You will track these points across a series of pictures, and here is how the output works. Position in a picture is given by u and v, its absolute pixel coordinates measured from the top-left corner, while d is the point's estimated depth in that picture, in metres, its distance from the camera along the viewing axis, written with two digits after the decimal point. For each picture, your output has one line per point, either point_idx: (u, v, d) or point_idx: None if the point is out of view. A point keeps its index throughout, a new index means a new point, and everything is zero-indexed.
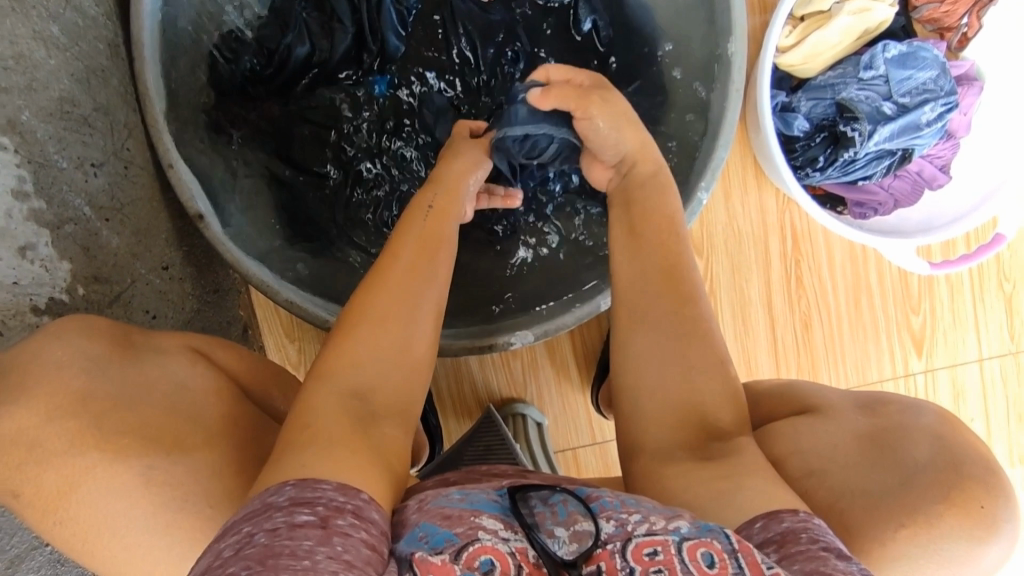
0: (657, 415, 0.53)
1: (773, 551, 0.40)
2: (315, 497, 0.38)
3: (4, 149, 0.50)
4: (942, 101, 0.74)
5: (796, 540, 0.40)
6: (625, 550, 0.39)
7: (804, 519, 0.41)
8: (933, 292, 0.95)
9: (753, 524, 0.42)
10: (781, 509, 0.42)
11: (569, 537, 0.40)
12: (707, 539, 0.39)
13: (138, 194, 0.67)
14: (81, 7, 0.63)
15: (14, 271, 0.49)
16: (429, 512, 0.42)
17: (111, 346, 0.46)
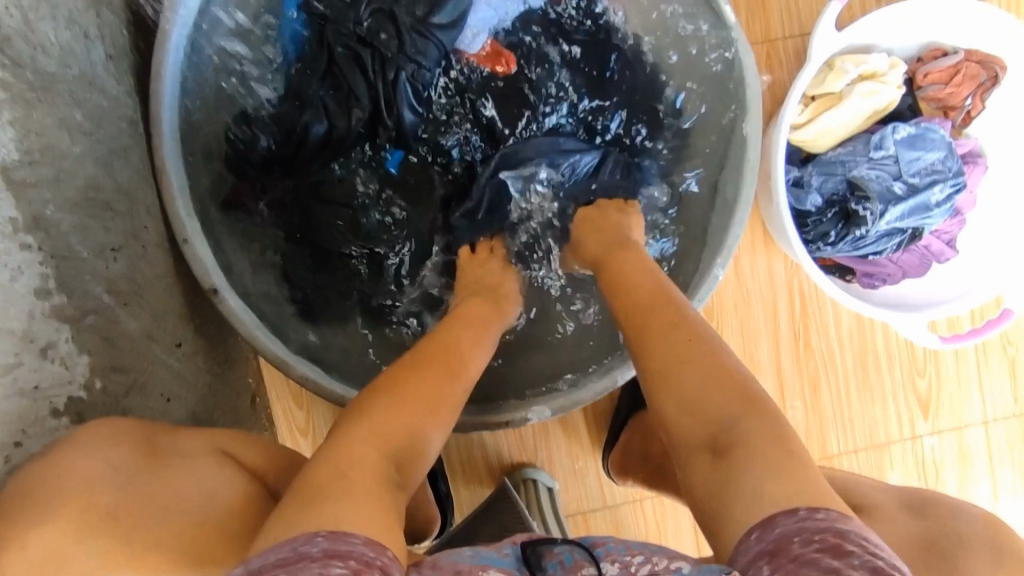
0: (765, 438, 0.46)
1: (766, 563, 0.39)
2: (348, 550, 0.38)
3: (30, 248, 0.49)
4: (950, 182, 0.76)
5: (811, 544, 0.38)
6: None
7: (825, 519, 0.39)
8: (939, 356, 0.96)
9: (748, 535, 0.41)
10: (777, 511, 0.41)
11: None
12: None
13: (153, 272, 0.66)
14: (104, 89, 0.63)
15: (35, 374, 0.48)
16: (441, 566, 0.42)
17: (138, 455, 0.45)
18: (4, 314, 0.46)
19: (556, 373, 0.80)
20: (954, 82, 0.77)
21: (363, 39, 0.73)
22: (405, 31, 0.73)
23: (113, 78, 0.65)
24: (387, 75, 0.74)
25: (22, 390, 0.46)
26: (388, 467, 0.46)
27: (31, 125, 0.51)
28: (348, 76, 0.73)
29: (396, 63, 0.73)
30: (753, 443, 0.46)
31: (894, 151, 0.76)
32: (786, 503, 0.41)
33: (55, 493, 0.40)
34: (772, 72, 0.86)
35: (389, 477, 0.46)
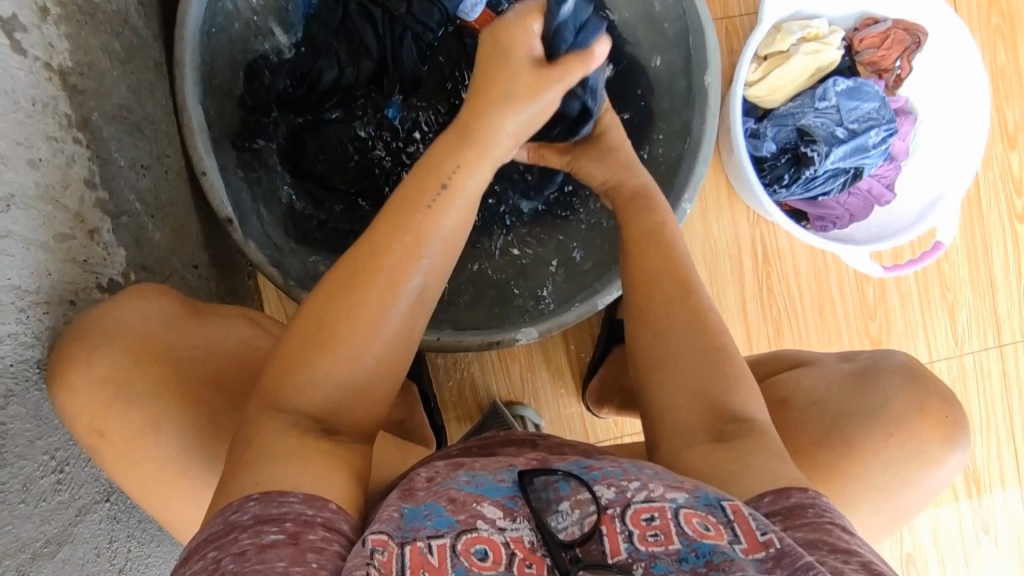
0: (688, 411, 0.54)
1: (778, 521, 0.44)
2: (281, 513, 0.40)
3: (79, 142, 0.56)
4: (884, 127, 0.87)
5: (802, 514, 0.44)
6: (624, 515, 0.43)
7: (812, 496, 0.45)
8: (887, 301, 1.06)
9: (762, 498, 0.46)
10: (791, 486, 0.46)
11: (572, 507, 0.44)
12: (702, 512, 0.42)
13: (175, 196, 0.73)
14: (135, 28, 0.70)
15: (85, 250, 0.54)
16: (437, 492, 0.45)
17: (184, 307, 0.52)
18: (62, 192, 0.52)
19: (533, 306, 0.88)
20: (886, 46, 0.88)
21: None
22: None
23: (143, 20, 0.72)
24: (395, 32, 0.83)
25: (75, 259, 0.52)
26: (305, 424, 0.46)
27: (80, 42, 0.58)
28: (359, 30, 0.82)
29: (403, 22, 0.83)
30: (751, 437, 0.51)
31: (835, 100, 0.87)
32: (793, 481, 0.46)
33: (115, 334, 0.47)
34: (732, 41, 0.96)
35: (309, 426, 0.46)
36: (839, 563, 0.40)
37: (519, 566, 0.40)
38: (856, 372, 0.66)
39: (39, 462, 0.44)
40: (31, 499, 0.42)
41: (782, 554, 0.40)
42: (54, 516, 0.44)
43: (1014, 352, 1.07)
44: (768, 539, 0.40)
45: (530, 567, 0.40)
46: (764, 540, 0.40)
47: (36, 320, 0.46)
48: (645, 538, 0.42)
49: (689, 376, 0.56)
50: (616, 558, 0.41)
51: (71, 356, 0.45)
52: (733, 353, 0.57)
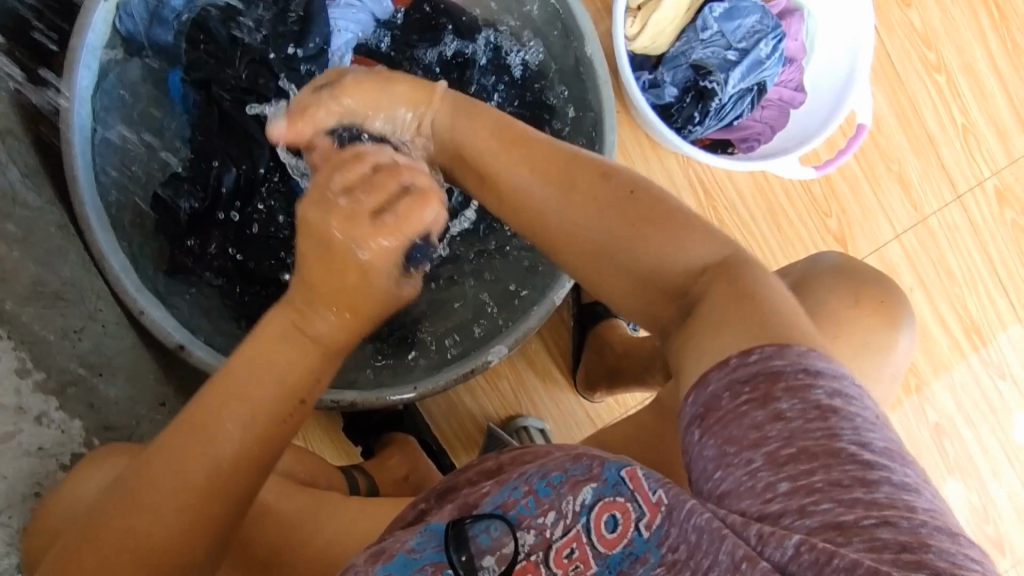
0: (621, 278, 0.54)
1: (697, 425, 0.41)
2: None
3: (0, 337, 0.56)
4: (772, 35, 0.86)
5: (750, 388, 0.40)
6: (547, 559, 0.47)
7: (769, 356, 0.41)
8: (836, 192, 1.04)
9: (705, 388, 0.42)
10: (762, 347, 0.42)
11: (497, 562, 0.47)
12: (610, 503, 0.47)
13: (120, 345, 0.74)
14: (27, 202, 0.71)
15: (36, 438, 0.55)
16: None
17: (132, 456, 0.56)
18: None
19: (496, 326, 0.87)
20: None
21: (246, 90, 0.82)
22: (278, 71, 0.82)
23: (33, 190, 0.73)
24: (276, 113, 0.82)
25: (28, 451, 0.53)
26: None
27: None
28: (241, 123, 0.82)
29: (280, 100, 0.82)
30: (707, 301, 0.49)
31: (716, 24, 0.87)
32: (738, 347, 0.43)
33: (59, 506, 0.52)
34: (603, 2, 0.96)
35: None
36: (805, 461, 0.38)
37: None
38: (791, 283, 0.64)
39: None
40: None
41: (673, 506, 0.44)
42: None
43: (973, 198, 1.05)
44: (659, 499, 0.45)
45: None
46: (657, 500, 0.45)
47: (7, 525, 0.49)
48: (566, 571, 0.47)
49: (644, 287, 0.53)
50: None
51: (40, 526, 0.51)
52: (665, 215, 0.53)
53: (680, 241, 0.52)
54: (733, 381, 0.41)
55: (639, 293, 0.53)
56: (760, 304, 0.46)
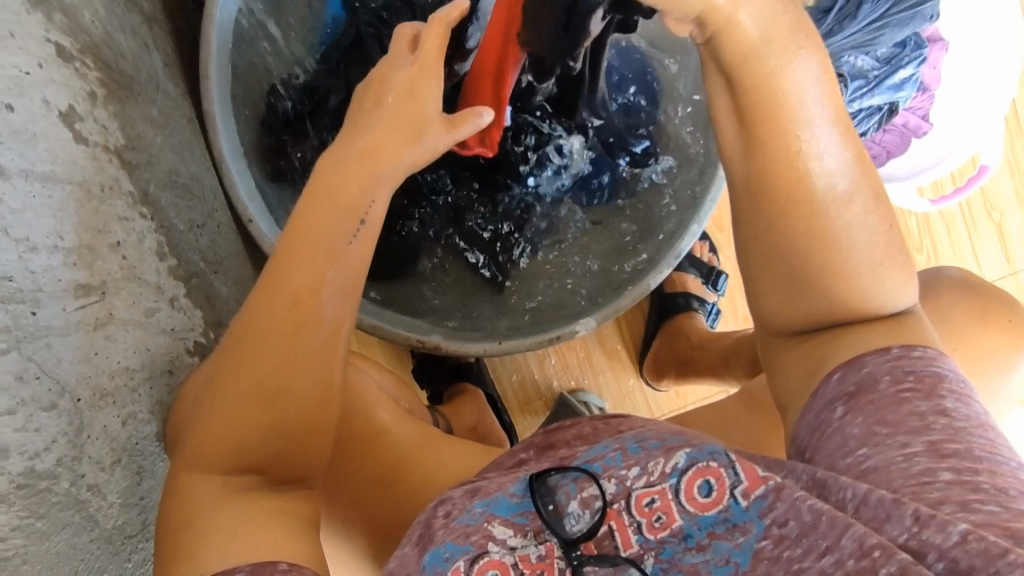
0: (786, 297, 0.50)
1: (842, 402, 0.44)
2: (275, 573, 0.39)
3: (144, 217, 0.57)
4: (914, 56, 0.84)
5: (870, 389, 0.44)
6: (630, 506, 0.41)
7: (896, 357, 0.45)
8: (931, 228, 1.04)
9: (830, 377, 0.46)
10: (863, 353, 0.46)
11: (581, 508, 0.41)
12: (706, 464, 0.40)
13: (229, 248, 0.75)
14: (166, 90, 0.71)
15: (171, 318, 0.56)
16: (453, 529, 0.42)
17: None
18: (141, 267, 0.54)
19: (578, 296, 0.88)
20: None
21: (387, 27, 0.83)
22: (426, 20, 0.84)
23: (171, 81, 0.73)
24: None
25: (164, 330, 0.54)
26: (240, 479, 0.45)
27: (126, 117, 0.59)
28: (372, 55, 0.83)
29: None
30: (847, 348, 0.47)
31: (863, 14, 0.79)
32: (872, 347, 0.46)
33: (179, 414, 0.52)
34: None
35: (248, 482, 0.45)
36: (894, 452, 0.40)
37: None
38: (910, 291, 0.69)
39: None
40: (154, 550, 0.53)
41: (784, 485, 0.38)
42: None
43: None
44: (768, 474, 0.39)
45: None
46: (767, 475, 0.39)
47: (147, 397, 0.49)
48: (652, 524, 0.40)
49: (881, 271, 0.48)
50: (630, 551, 0.40)
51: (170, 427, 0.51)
52: (821, 247, 0.47)
53: (865, 255, 0.47)
54: (824, 405, 0.45)
55: (790, 308, 0.50)
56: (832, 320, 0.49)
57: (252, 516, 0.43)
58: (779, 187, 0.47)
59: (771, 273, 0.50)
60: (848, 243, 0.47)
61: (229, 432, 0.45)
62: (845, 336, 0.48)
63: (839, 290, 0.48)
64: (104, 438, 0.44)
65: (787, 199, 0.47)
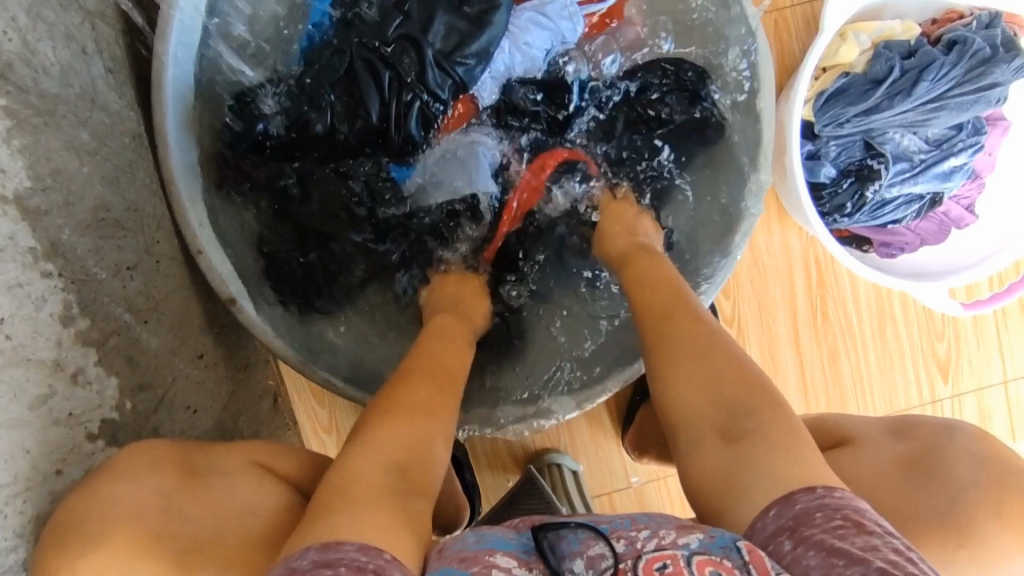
0: (705, 432, 0.52)
1: (788, 535, 0.43)
2: (337, 559, 0.40)
3: (48, 276, 0.49)
4: (970, 146, 0.74)
5: (811, 521, 0.43)
6: (637, 566, 0.43)
7: (819, 496, 0.44)
8: (957, 318, 0.97)
9: (766, 513, 0.45)
10: (796, 489, 0.45)
11: (586, 565, 0.44)
12: (716, 558, 0.42)
13: (170, 286, 0.66)
14: (106, 104, 0.62)
15: (68, 401, 0.48)
16: (448, 557, 0.45)
17: (179, 482, 0.46)
18: (33, 345, 0.45)
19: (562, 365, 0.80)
20: (941, 20, 0.74)
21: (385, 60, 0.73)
22: (427, 60, 0.73)
23: (115, 91, 0.64)
24: (402, 96, 0.74)
25: (58, 418, 0.46)
26: (390, 474, 0.48)
27: (40, 150, 0.50)
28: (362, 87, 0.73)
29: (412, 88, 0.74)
30: (764, 439, 0.49)
31: (918, 92, 0.70)
32: (800, 478, 0.46)
33: (105, 524, 0.41)
34: (782, 42, 0.83)
35: (393, 483, 0.47)
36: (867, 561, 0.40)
37: None
38: (910, 450, 0.55)
39: None
40: None
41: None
42: None
43: None
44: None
45: None
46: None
47: (15, 515, 0.42)
48: None
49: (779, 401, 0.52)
50: None
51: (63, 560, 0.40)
52: (710, 389, 0.53)
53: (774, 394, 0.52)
54: (767, 538, 0.44)
55: (711, 473, 0.50)
56: (754, 446, 0.49)
57: (387, 509, 0.45)
58: (657, 362, 0.57)
59: (681, 431, 0.54)
60: (731, 376, 0.53)
61: (396, 443, 0.50)
62: (758, 465, 0.48)
63: (754, 411, 0.51)
64: None
65: (677, 352, 0.56)
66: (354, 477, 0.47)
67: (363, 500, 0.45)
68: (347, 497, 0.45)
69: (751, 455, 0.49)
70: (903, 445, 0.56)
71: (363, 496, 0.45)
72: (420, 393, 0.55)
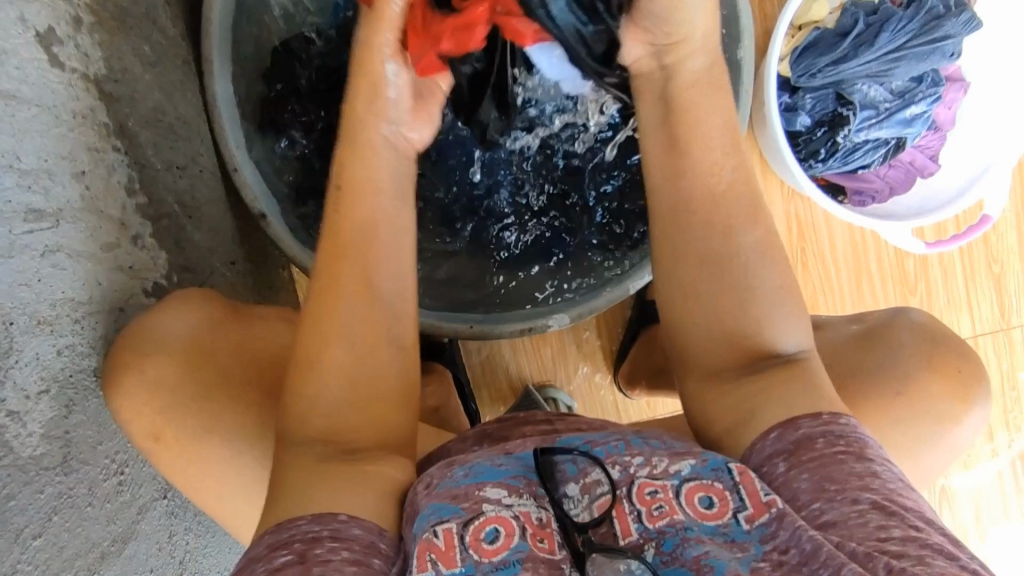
0: (710, 349, 0.55)
1: (784, 459, 0.46)
2: (290, 537, 0.42)
3: (118, 151, 0.57)
4: (928, 95, 0.82)
5: (812, 446, 0.46)
6: (631, 493, 0.44)
7: (826, 422, 0.47)
8: (929, 272, 1.04)
9: (768, 435, 0.48)
10: (800, 415, 0.48)
11: (580, 491, 0.45)
12: (708, 482, 0.44)
13: (211, 195, 0.74)
14: (163, 27, 0.70)
15: (131, 257, 0.55)
16: (436, 493, 0.44)
17: (226, 313, 0.54)
18: (105, 201, 0.53)
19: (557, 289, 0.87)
20: None
21: None
22: None
23: (171, 19, 0.72)
24: None
25: (123, 267, 0.54)
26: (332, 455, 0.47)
27: (114, 48, 0.58)
28: None
29: None
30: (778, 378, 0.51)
31: (880, 43, 0.79)
32: (806, 408, 0.48)
33: (160, 338, 0.50)
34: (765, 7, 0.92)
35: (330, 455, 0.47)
36: (846, 507, 0.43)
37: (530, 539, 0.42)
38: (864, 330, 0.62)
39: (100, 466, 0.49)
40: (97, 503, 0.49)
41: (783, 513, 0.42)
42: (118, 515, 0.51)
43: None
44: (771, 500, 0.43)
45: (541, 543, 0.42)
46: (767, 501, 0.43)
47: (90, 328, 0.49)
48: (652, 513, 0.43)
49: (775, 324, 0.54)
50: (626, 539, 0.42)
51: (130, 356, 0.49)
52: (715, 293, 0.54)
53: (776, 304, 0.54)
54: (766, 460, 0.47)
55: (719, 379, 0.54)
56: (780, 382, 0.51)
57: (358, 472, 0.46)
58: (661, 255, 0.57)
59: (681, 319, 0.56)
60: (734, 277, 0.54)
61: (335, 394, 0.49)
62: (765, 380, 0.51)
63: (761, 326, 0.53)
64: (35, 365, 0.43)
65: (689, 229, 0.56)
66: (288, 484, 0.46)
67: (319, 477, 0.46)
68: (310, 486, 0.45)
69: (763, 395, 0.50)
70: (858, 326, 0.63)
71: (315, 469, 0.46)
72: (344, 327, 0.50)
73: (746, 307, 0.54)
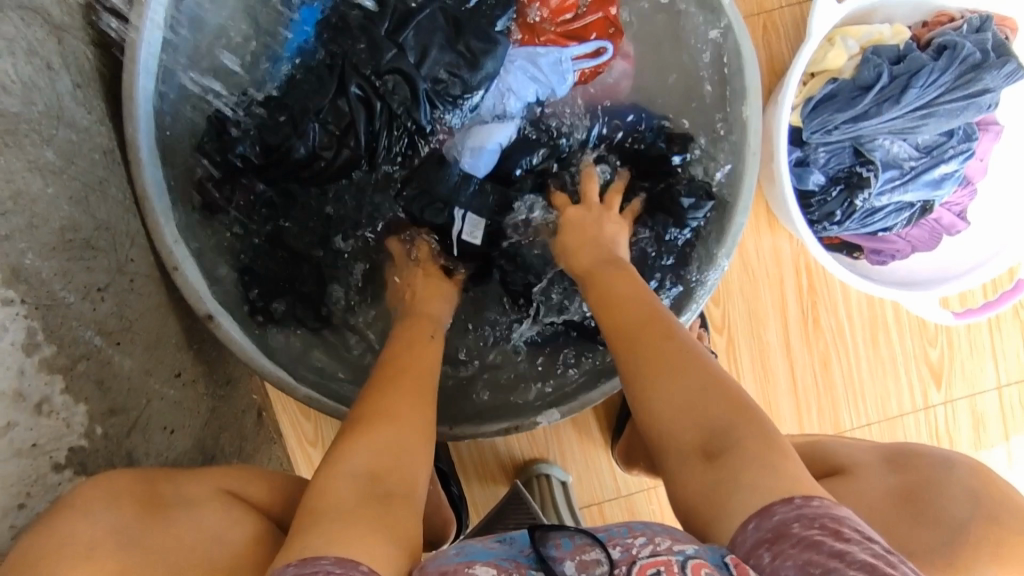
0: (681, 443, 0.48)
1: (767, 550, 0.39)
2: (314, 573, 0.38)
3: (10, 303, 0.47)
4: (960, 152, 0.72)
5: (792, 532, 0.39)
6: (630, 573, 0.39)
7: (803, 506, 0.40)
8: (951, 325, 0.95)
9: (746, 527, 0.41)
10: (772, 499, 0.41)
11: (578, 571, 0.40)
12: (709, 564, 0.38)
13: (144, 305, 0.65)
14: (74, 120, 0.60)
15: (33, 432, 0.47)
16: (431, 566, 0.42)
17: (141, 512, 0.45)
18: None
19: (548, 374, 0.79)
20: (931, 23, 0.73)
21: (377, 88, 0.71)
22: (420, 96, 0.70)
23: (84, 106, 0.62)
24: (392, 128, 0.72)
25: (20, 450, 0.46)
26: (356, 484, 0.46)
27: None
28: (350, 109, 0.70)
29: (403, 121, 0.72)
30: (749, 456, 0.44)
31: (907, 99, 0.69)
32: (778, 490, 0.42)
33: (63, 555, 0.40)
34: (771, 46, 0.82)
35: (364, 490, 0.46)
36: None
37: None
38: (908, 486, 0.54)
39: None
40: None
41: None
42: None
43: None
44: None
45: None
46: None
47: None
48: None
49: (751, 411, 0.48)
50: None
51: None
52: (686, 394, 0.49)
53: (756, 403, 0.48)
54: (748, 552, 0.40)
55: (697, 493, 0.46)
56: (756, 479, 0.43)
57: (360, 517, 0.43)
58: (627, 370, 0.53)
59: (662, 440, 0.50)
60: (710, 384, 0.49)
61: (366, 459, 0.48)
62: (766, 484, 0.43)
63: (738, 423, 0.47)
64: None
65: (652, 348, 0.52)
66: (328, 494, 0.46)
67: (337, 522, 0.43)
68: (327, 536, 0.42)
69: (734, 487, 0.44)
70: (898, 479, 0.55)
71: (336, 505, 0.45)
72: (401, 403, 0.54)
73: (722, 410, 0.48)
